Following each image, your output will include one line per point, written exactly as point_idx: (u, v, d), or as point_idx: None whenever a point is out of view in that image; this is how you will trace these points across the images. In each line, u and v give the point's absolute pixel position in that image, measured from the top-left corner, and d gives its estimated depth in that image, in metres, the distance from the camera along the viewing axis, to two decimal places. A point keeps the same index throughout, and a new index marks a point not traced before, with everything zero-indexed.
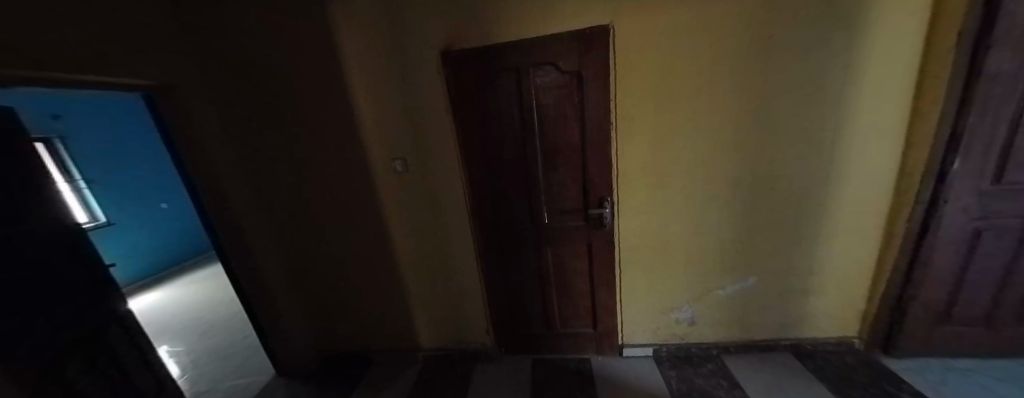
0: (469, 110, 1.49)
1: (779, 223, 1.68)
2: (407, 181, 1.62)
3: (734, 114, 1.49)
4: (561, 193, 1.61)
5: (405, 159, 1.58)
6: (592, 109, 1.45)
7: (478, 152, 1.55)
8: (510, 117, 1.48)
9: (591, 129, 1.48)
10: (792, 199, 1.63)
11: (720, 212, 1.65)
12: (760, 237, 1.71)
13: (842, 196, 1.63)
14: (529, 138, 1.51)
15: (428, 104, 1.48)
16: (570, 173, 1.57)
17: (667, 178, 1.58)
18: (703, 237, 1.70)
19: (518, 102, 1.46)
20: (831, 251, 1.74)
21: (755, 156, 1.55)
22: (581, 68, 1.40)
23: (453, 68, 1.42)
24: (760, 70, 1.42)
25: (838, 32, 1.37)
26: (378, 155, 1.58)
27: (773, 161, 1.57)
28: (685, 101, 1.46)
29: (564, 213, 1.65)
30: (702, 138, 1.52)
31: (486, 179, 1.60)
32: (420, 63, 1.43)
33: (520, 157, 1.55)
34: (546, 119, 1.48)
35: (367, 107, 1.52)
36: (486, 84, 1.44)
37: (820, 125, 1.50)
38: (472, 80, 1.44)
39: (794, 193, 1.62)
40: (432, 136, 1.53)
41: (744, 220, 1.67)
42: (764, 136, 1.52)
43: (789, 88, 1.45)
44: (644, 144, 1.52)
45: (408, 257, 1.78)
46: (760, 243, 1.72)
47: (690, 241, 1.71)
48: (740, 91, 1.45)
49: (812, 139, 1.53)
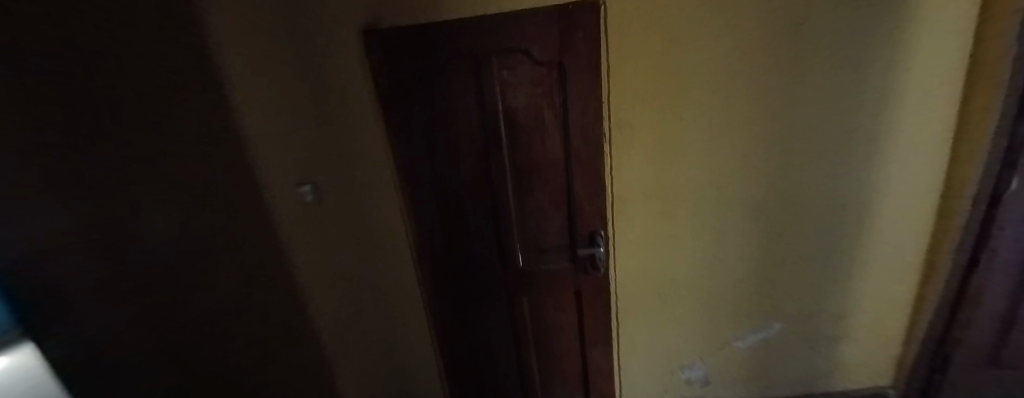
0: (409, 114, 1.04)
1: (807, 257, 1.36)
2: (324, 214, 1.14)
3: (758, 122, 1.15)
4: (539, 227, 1.19)
5: (317, 181, 1.09)
6: (579, 112, 1.05)
7: (424, 174, 1.11)
8: (467, 124, 1.06)
9: (579, 142, 1.08)
10: (820, 225, 1.32)
11: (737, 244, 1.31)
12: (783, 275, 1.37)
13: (878, 221, 1.34)
14: (495, 153, 1.09)
15: (348, 106, 1.03)
16: (552, 199, 1.16)
17: (674, 203, 1.22)
18: (717, 277, 1.35)
19: (477, 103, 1.04)
20: (866, 287, 1.43)
21: (781, 174, 1.23)
22: (563, 57, 1.00)
23: (380, 54, 0.97)
24: (792, 67, 1.09)
25: (890, 19, 1.06)
26: (277, 177, 1.04)
27: (801, 181, 1.25)
28: (698, 106, 1.11)
29: (543, 252, 1.23)
30: (716, 154, 1.17)
31: (435, 209, 1.16)
32: (330, 47, 0.97)
33: (483, 180, 1.13)
34: (517, 127, 1.07)
35: (254, 110, 0.96)
36: (431, 77, 1.00)
37: (856, 139, 1.21)
38: (409, 70, 0.99)
39: (825, 221, 1.31)
40: (359, 151, 1.08)
41: (766, 255, 1.34)
42: (792, 150, 1.20)
43: (824, 88, 1.13)
44: (645, 161, 1.16)
45: (332, 323, 1.26)
46: (785, 282, 1.39)
47: (702, 282, 1.35)
48: (766, 93, 1.12)
49: (845, 156, 1.23)
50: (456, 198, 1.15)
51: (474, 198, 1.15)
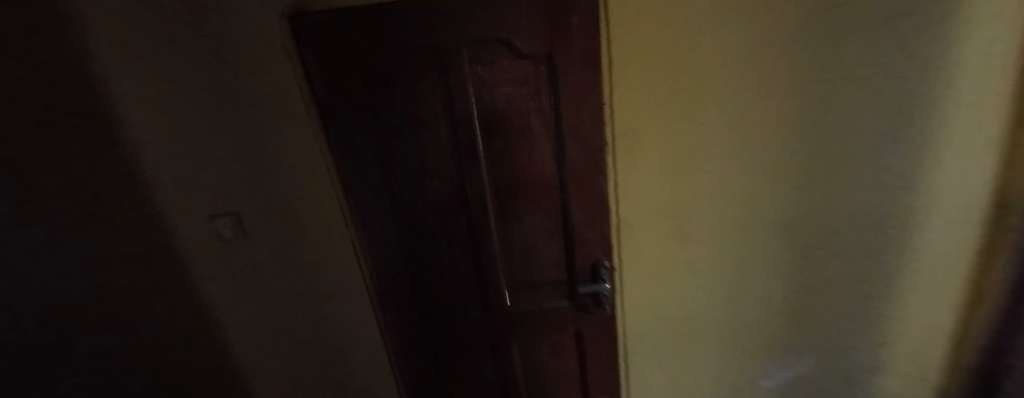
0: (354, 126, 0.79)
1: (847, 287, 1.13)
2: (252, 251, 0.92)
3: (804, 128, 0.87)
4: (529, 260, 0.97)
5: (240, 213, 0.86)
6: (575, 119, 0.83)
7: (381, 203, 0.87)
8: (434, 136, 0.82)
9: (575, 157, 0.87)
10: (867, 252, 1.07)
11: (763, 274, 1.09)
12: (816, 308, 1.16)
13: (950, 252, 1.05)
14: (473, 172, 0.86)
15: (277, 118, 0.79)
16: (544, 225, 0.94)
17: (689, 226, 1.00)
18: (739, 311, 1.14)
19: (445, 110, 0.81)
20: (910, 320, 1.21)
21: (829, 193, 0.96)
22: (552, 47, 0.77)
23: (306, 48, 0.72)
24: (862, 58, 0.79)
25: None
26: (183, 211, 0.84)
27: (856, 202, 0.97)
28: (720, 105, 0.85)
29: (534, 291, 1.01)
30: (743, 168, 0.93)
31: (397, 245, 0.92)
32: (247, 41, 0.72)
33: (456, 207, 0.90)
34: (499, 138, 0.84)
35: (153, 126, 0.75)
36: (381, 78, 0.76)
37: (948, 154, 0.87)
38: (353, 68, 0.74)
39: (876, 250, 1.05)
40: (296, 175, 0.85)
41: (799, 287, 1.11)
42: (851, 165, 0.91)
43: (911, 89, 0.81)
44: (655, 176, 0.93)
45: (297, 365, 1.12)
46: (818, 315, 1.17)
47: (721, 317, 1.14)
48: (818, 91, 0.83)
49: (926, 175, 0.91)
50: (424, 231, 0.91)
51: (449, 229, 0.92)
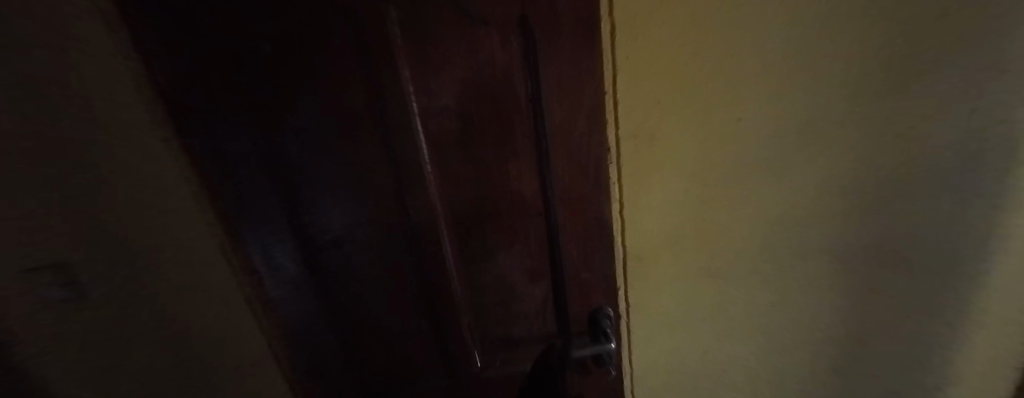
0: (235, 143, 0.52)
1: (925, 340, 0.86)
2: (106, 324, 0.62)
3: (875, 129, 0.65)
4: (508, 312, 0.72)
5: (72, 263, 0.57)
6: (566, 118, 0.57)
7: (291, 246, 0.61)
8: (360, 148, 0.56)
9: (566, 174, 0.61)
10: (948, 296, 0.80)
11: (811, 320, 0.84)
12: (880, 365, 0.89)
13: None
14: (422, 198, 0.61)
15: (129, 128, 0.53)
16: (525, 268, 0.68)
17: (717, 258, 0.76)
18: (777, 364, 0.89)
19: (375, 111, 0.54)
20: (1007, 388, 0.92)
21: (903, 216, 0.72)
22: (528, 6, 0.50)
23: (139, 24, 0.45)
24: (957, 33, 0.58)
25: None
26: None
27: (938, 227, 0.73)
28: (768, 99, 0.63)
29: (514, 351, 0.76)
30: (788, 183, 0.70)
31: (321, 302, 0.66)
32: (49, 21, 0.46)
33: (402, 247, 0.64)
34: (456, 149, 0.58)
35: None
36: (272, 74, 0.50)
37: None
38: (227, 56, 0.48)
39: (967, 294, 0.80)
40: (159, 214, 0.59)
41: (859, 336, 0.86)
42: (933, 177, 0.68)
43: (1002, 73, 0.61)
44: (674, 194, 0.69)
45: None
46: (881, 374, 0.91)
47: (754, 371, 0.89)
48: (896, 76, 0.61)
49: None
50: (359, 280, 0.66)
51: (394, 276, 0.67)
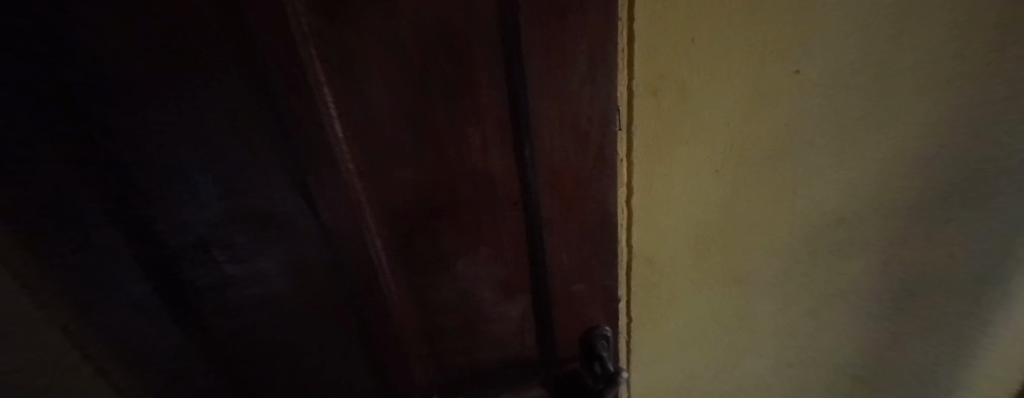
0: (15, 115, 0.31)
1: (961, 351, 0.74)
2: None
3: (943, 96, 0.52)
4: (474, 335, 0.54)
5: None
6: (558, 60, 0.36)
7: (135, 251, 0.40)
8: (214, 111, 0.33)
9: (556, 150, 0.42)
10: (987, 300, 0.69)
11: (845, 330, 0.70)
12: (904, 382, 0.78)
13: None
14: (337, 186, 0.40)
15: None
16: (496, 276, 0.50)
17: (741, 259, 0.60)
18: (793, 380, 0.75)
19: (228, 41, 0.30)
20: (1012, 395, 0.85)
21: (956, 204, 0.60)
22: None
23: None
24: None
25: None
26: None
27: (994, 217, 0.61)
28: (840, 46, 0.46)
29: (483, 381, 0.59)
30: (836, 165, 0.55)
31: (204, 327, 0.47)
32: None
33: (318, 254, 0.44)
34: (385, 109, 0.36)
35: None
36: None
37: None
38: None
39: (1003, 301, 0.70)
40: None
41: (889, 349, 0.73)
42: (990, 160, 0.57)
43: None
44: (698, 174, 0.52)
45: None
46: (917, 388, 0.79)
47: (765, 388, 0.76)
48: (987, 21, 0.47)
49: None
50: (254, 299, 0.46)
51: (310, 295, 0.47)
